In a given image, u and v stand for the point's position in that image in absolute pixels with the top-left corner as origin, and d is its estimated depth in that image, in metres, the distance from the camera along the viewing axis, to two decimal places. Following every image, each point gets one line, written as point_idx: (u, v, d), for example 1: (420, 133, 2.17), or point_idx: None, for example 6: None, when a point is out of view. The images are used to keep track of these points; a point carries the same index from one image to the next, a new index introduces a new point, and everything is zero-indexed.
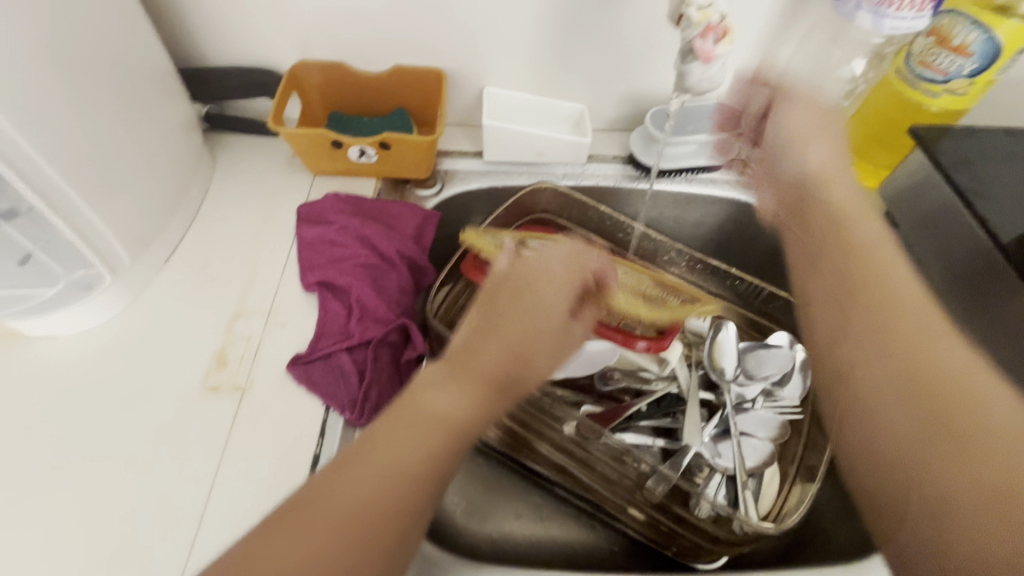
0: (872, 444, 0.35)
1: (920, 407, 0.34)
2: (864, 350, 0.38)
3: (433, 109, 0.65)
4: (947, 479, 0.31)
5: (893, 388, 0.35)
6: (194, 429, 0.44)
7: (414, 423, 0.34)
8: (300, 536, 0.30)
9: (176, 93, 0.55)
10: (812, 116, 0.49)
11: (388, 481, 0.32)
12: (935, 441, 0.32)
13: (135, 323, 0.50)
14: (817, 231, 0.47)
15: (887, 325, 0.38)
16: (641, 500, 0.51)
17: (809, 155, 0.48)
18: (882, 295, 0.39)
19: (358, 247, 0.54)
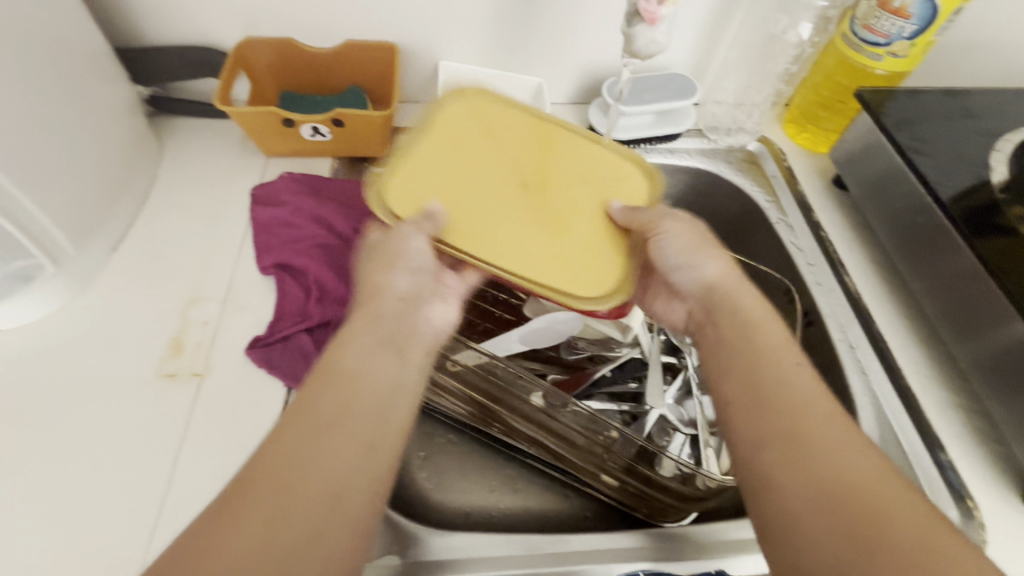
0: (784, 459, 0.35)
1: (763, 427, 0.36)
2: (717, 381, 0.40)
3: (387, 85, 0.63)
4: (825, 532, 0.31)
5: (761, 436, 0.36)
6: (152, 419, 0.43)
7: (298, 419, 0.33)
8: (197, 566, 0.28)
9: (115, 73, 0.53)
10: (686, 242, 0.46)
11: (320, 499, 0.31)
12: (816, 465, 0.34)
13: (84, 312, 0.48)
14: (727, 330, 0.42)
15: (775, 379, 0.38)
16: (609, 464, 0.53)
17: (703, 262, 0.45)
18: (766, 371, 0.39)
19: (316, 228, 0.53)
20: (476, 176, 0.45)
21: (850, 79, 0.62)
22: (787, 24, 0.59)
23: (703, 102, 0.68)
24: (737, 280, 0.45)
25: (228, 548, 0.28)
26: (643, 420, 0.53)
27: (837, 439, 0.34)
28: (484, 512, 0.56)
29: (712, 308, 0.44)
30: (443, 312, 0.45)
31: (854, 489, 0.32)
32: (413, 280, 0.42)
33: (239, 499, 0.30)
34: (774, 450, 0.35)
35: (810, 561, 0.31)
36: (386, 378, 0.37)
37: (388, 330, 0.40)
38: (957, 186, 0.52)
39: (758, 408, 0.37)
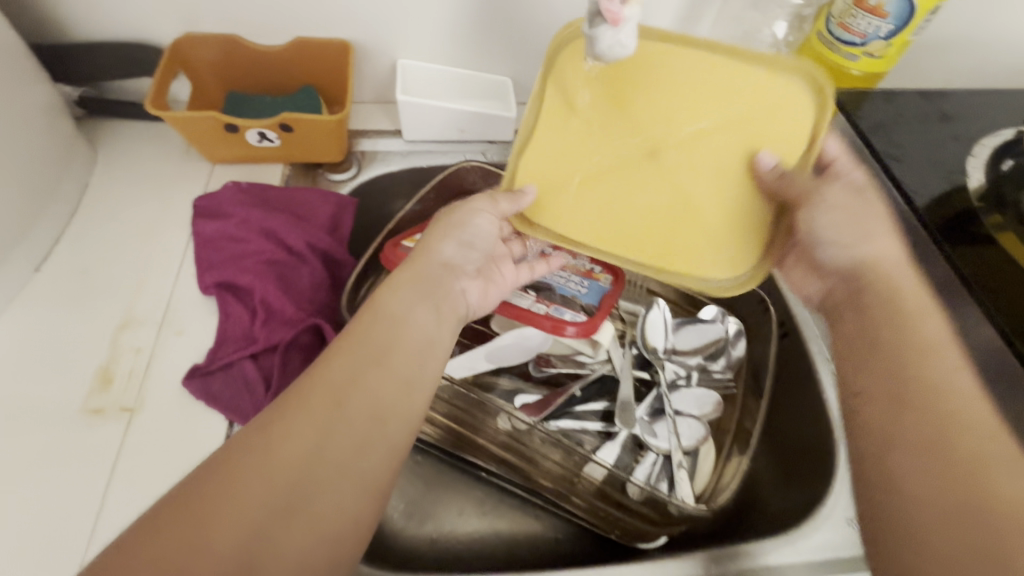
0: (908, 435, 0.32)
1: (907, 423, 0.32)
2: (852, 359, 0.37)
3: (342, 85, 0.59)
4: (926, 494, 0.30)
5: (882, 396, 0.34)
6: (75, 459, 0.40)
7: (344, 351, 0.35)
8: (205, 496, 0.29)
9: (34, 73, 0.48)
10: (843, 219, 0.41)
11: (361, 423, 0.33)
12: (909, 422, 0.32)
13: (2, 340, 0.44)
14: (876, 314, 0.38)
15: (893, 329, 0.36)
16: (578, 487, 0.51)
17: (859, 244, 0.41)
18: (908, 338, 0.36)
19: (262, 242, 0.49)
20: (615, 146, 0.42)
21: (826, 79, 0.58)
22: (762, 22, 0.57)
23: None
24: (898, 264, 0.40)
25: (277, 456, 0.30)
26: (614, 441, 0.51)
27: (977, 412, 0.32)
28: (458, 540, 0.53)
29: (856, 292, 0.40)
30: (478, 292, 0.46)
31: (979, 463, 0.30)
32: (458, 251, 0.45)
33: (291, 416, 0.32)
34: (890, 424, 0.32)
35: (918, 526, 0.29)
36: (418, 334, 0.38)
37: (429, 286, 0.41)
38: (932, 192, 0.50)
39: (895, 405, 0.33)
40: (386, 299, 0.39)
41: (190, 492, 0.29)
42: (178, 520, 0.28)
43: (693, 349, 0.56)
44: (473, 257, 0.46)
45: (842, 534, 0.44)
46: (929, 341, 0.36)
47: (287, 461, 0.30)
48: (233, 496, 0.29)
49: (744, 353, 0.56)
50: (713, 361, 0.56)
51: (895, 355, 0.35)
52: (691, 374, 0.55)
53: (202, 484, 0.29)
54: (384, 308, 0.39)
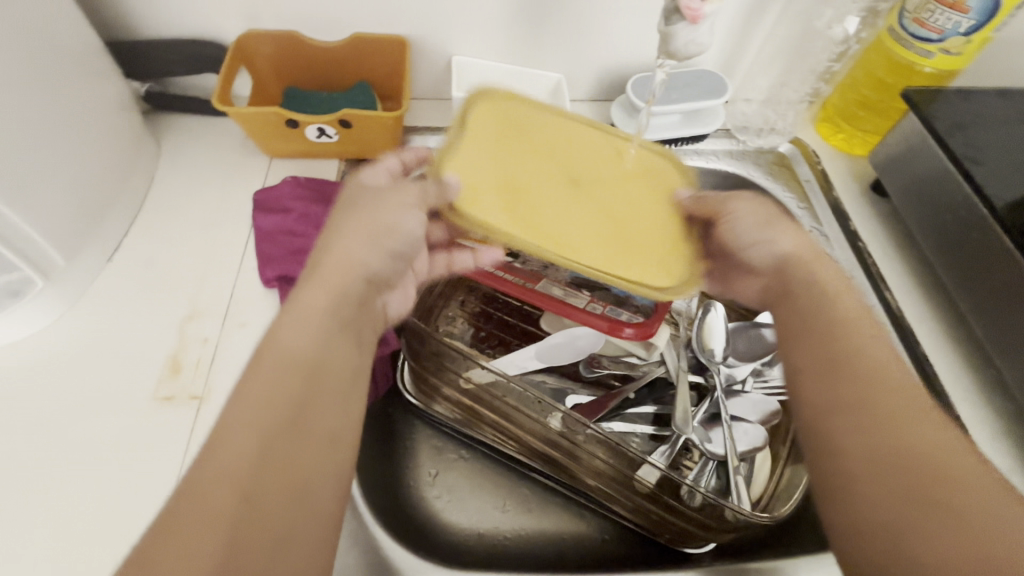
0: (864, 424, 0.33)
1: (829, 392, 0.35)
2: (793, 345, 0.38)
3: (397, 82, 0.59)
4: (863, 462, 0.32)
5: (816, 369, 0.36)
6: (148, 445, 0.41)
7: (255, 412, 0.30)
8: (182, 497, 0.28)
9: (109, 70, 0.49)
10: (760, 220, 0.41)
11: (284, 497, 0.30)
12: (856, 402, 0.34)
13: (77, 327, 0.46)
14: (806, 301, 0.39)
15: (830, 307, 0.38)
16: (628, 490, 0.50)
17: (779, 242, 0.41)
18: (833, 313, 0.38)
19: (320, 236, 0.50)
20: (536, 181, 0.41)
21: (893, 76, 0.57)
22: (831, 18, 0.54)
23: (733, 101, 0.63)
24: (812, 252, 0.41)
25: (191, 560, 0.26)
26: (667, 445, 0.50)
27: (900, 381, 0.34)
28: (503, 535, 0.54)
29: (787, 285, 0.41)
30: (397, 302, 0.44)
31: (912, 431, 0.32)
32: (385, 258, 0.39)
33: (196, 506, 0.27)
34: (850, 417, 0.33)
35: (859, 506, 0.31)
36: (343, 365, 0.35)
37: (353, 315, 0.37)
38: (1014, 196, 0.47)
39: (838, 381, 0.35)
40: (282, 335, 0.33)
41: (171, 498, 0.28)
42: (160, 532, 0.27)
43: (750, 354, 0.54)
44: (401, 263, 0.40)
45: None
46: (849, 313, 0.38)
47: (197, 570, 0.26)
48: (214, 490, 0.28)
49: None
50: (770, 367, 0.54)
51: (833, 341, 0.37)
52: (745, 380, 0.54)
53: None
54: (292, 352, 0.33)
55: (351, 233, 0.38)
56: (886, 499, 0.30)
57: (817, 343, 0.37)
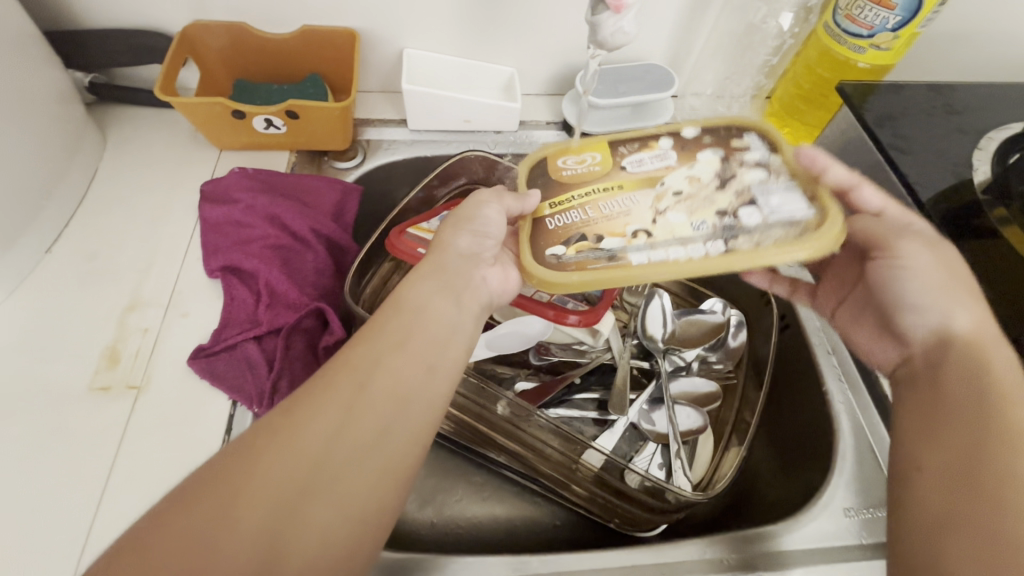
0: (966, 472, 0.31)
1: (931, 421, 0.35)
2: (926, 369, 0.38)
3: (347, 74, 0.60)
4: (958, 468, 0.32)
5: (922, 405, 0.36)
6: (82, 436, 0.40)
7: (373, 338, 0.36)
8: (237, 478, 0.30)
9: (47, 59, 0.49)
10: (934, 278, 0.39)
11: (382, 406, 0.34)
12: (955, 440, 0.33)
13: (13, 318, 0.45)
14: (955, 366, 0.36)
15: (963, 355, 0.36)
16: (578, 476, 0.51)
17: (942, 311, 0.38)
18: (979, 356, 0.36)
19: (267, 227, 0.50)
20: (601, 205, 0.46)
21: (833, 72, 0.59)
22: (767, 13, 0.57)
23: (682, 95, 0.65)
24: (990, 334, 0.37)
25: (304, 437, 0.31)
26: (611, 429, 0.51)
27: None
28: (457, 523, 0.54)
29: (937, 354, 0.37)
30: (503, 282, 0.44)
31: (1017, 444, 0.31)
32: (474, 241, 0.43)
33: (319, 400, 0.33)
34: (943, 458, 0.33)
35: (930, 495, 0.32)
36: (443, 322, 0.38)
37: (449, 279, 0.40)
38: (939, 185, 0.50)
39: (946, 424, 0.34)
40: (407, 290, 0.39)
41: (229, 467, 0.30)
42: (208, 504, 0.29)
43: (695, 339, 0.55)
44: (487, 246, 0.44)
45: (840, 524, 0.44)
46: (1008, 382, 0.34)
47: (313, 445, 0.31)
48: (262, 481, 0.30)
49: (744, 344, 0.56)
50: (713, 353, 0.56)
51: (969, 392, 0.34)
52: (690, 364, 0.55)
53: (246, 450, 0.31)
54: (407, 300, 0.39)
55: (450, 236, 0.43)
56: (956, 536, 0.30)
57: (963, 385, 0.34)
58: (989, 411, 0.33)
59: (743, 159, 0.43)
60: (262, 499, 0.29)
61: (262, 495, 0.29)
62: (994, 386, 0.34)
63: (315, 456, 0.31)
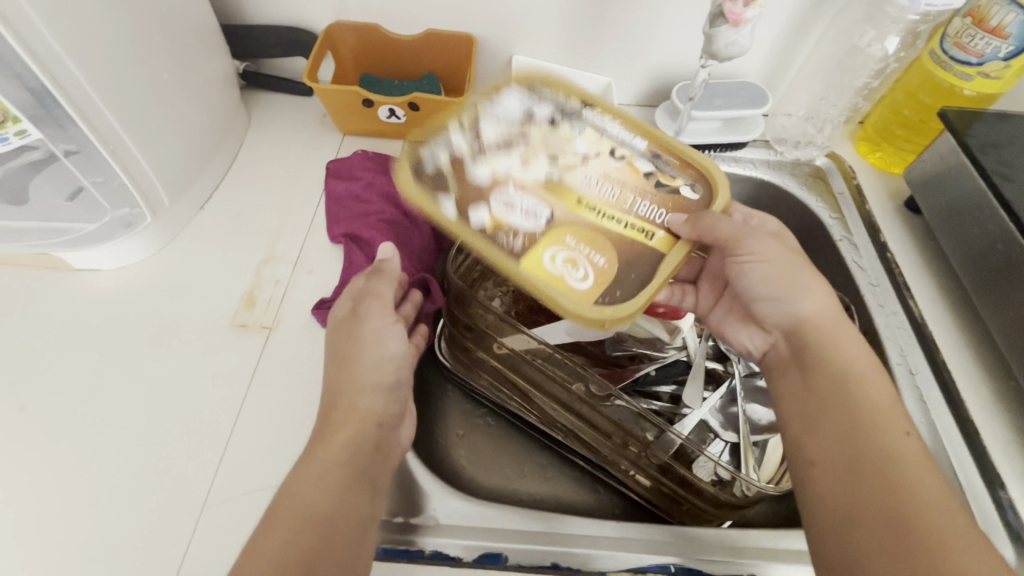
0: (857, 465, 0.36)
1: (830, 414, 0.39)
2: (799, 418, 0.41)
3: (460, 76, 0.65)
4: (849, 491, 0.36)
5: (830, 431, 0.38)
6: (224, 363, 0.47)
7: (353, 401, 0.40)
8: (290, 501, 0.35)
9: (219, 47, 0.57)
10: (775, 272, 0.45)
11: (360, 476, 0.37)
12: (853, 451, 0.37)
13: (173, 260, 0.53)
14: (819, 373, 0.41)
15: (833, 372, 0.41)
16: (644, 461, 0.52)
17: (795, 300, 0.44)
18: (854, 395, 0.39)
19: (384, 204, 0.56)
20: None
21: (933, 97, 0.59)
22: (873, 36, 0.58)
23: (773, 114, 0.67)
24: (835, 317, 0.44)
25: (309, 500, 0.35)
26: (682, 422, 0.53)
27: (909, 449, 0.36)
28: (521, 499, 0.57)
29: (796, 344, 0.44)
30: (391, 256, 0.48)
31: (890, 466, 0.35)
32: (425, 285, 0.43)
33: (318, 463, 0.36)
34: (824, 453, 0.38)
35: (856, 537, 0.34)
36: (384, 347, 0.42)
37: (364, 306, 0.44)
38: None
39: (847, 427, 0.38)
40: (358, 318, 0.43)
41: (296, 487, 0.35)
42: (285, 532, 0.33)
43: None
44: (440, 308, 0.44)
45: None
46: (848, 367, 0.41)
47: (310, 510, 0.34)
48: (316, 501, 0.35)
49: None
50: None
51: (851, 389, 0.39)
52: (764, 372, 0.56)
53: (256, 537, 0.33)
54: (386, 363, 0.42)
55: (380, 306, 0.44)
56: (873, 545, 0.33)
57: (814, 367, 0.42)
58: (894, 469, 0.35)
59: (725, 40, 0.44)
60: (322, 515, 0.34)
61: (312, 507, 0.34)
62: (880, 426, 0.37)
63: (308, 536, 0.33)
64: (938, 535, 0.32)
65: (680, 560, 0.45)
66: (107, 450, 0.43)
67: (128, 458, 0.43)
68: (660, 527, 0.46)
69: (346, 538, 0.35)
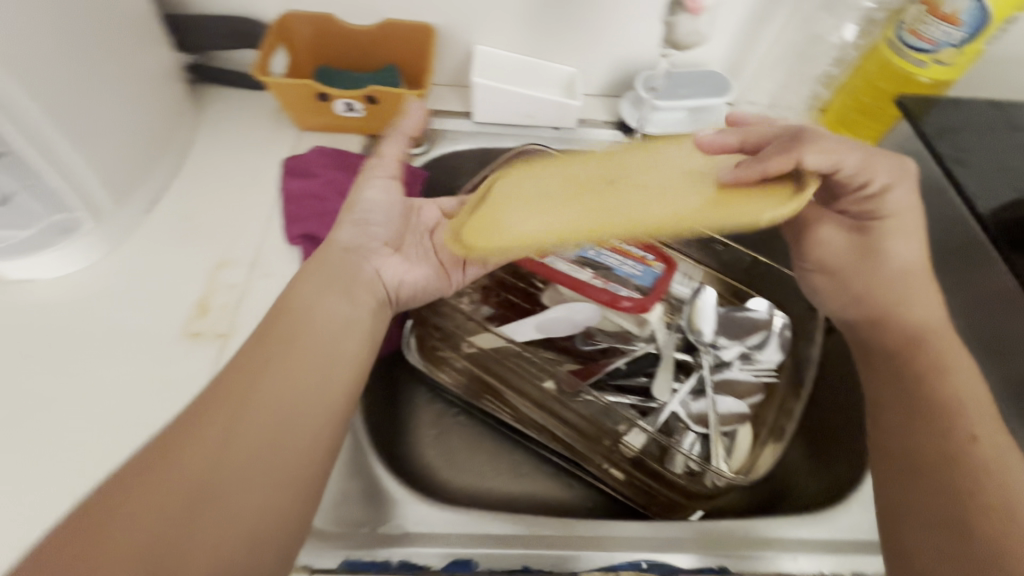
0: (908, 452, 0.37)
1: (895, 411, 0.39)
2: (877, 420, 0.40)
3: (420, 67, 0.63)
4: (903, 484, 0.37)
5: (893, 424, 0.39)
6: (176, 374, 0.45)
7: (257, 363, 0.38)
8: (174, 453, 0.34)
9: (160, 39, 0.54)
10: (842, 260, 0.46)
11: (261, 448, 0.35)
12: (919, 441, 0.37)
13: (118, 267, 0.50)
14: (897, 376, 0.41)
15: (930, 372, 0.39)
16: (616, 455, 0.52)
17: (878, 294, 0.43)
18: (928, 395, 0.39)
19: (343, 202, 0.54)
20: None
21: (890, 84, 0.59)
22: None
23: (737, 102, 0.67)
24: (925, 283, 0.43)
25: (184, 462, 0.33)
26: (654, 414, 0.53)
27: (987, 445, 0.36)
28: (495, 496, 0.57)
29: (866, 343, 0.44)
30: (399, 270, 0.49)
31: (948, 455, 0.36)
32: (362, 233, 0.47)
33: (194, 427, 0.35)
34: (893, 447, 0.38)
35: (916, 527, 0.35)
36: (333, 321, 0.42)
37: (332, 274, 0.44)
38: (1000, 198, 0.49)
39: (900, 421, 0.39)
40: (297, 292, 0.43)
41: (174, 439, 0.34)
42: (148, 480, 0.32)
43: (735, 338, 0.57)
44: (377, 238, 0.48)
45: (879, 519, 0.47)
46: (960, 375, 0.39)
47: (178, 486, 0.32)
48: (197, 459, 0.33)
49: (789, 344, 0.56)
50: (757, 351, 0.57)
51: (944, 386, 0.38)
52: (732, 361, 0.57)
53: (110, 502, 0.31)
54: (306, 314, 0.41)
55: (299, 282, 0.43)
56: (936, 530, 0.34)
57: (889, 361, 0.42)
58: (961, 463, 0.35)
59: (685, 30, 0.43)
60: (185, 477, 0.33)
61: (190, 466, 0.33)
62: (961, 421, 0.37)
63: (173, 502, 0.32)
64: (985, 516, 0.33)
65: (651, 556, 0.44)
66: (49, 474, 0.41)
67: (73, 480, 0.40)
68: (638, 524, 0.46)
69: (207, 509, 0.32)
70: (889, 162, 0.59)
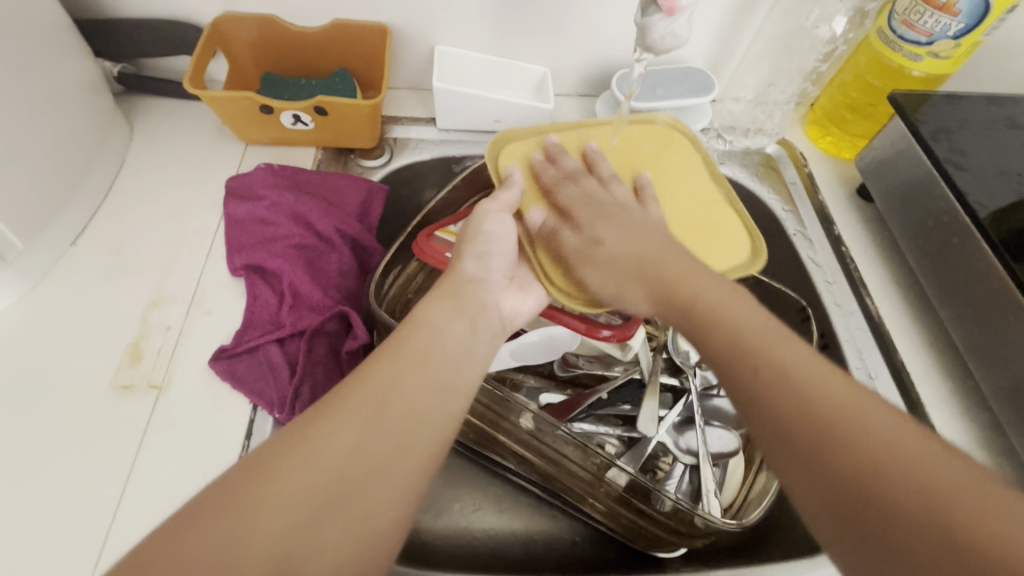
0: (870, 506, 0.25)
1: (790, 431, 0.29)
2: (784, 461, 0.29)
3: (377, 71, 0.58)
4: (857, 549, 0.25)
5: (802, 468, 0.28)
6: (102, 433, 0.40)
7: (368, 392, 0.30)
8: (265, 489, 0.26)
9: (77, 47, 0.48)
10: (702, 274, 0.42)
11: (367, 489, 0.28)
12: (849, 477, 0.26)
13: (37, 310, 0.45)
14: (775, 398, 0.30)
15: (786, 383, 0.30)
16: (599, 492, 0.48)
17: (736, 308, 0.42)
18: (787, 401, 0.29)
19: (292, 226, 0.49)
20: None
21: (882, 79, 0.56)
22: (819, 16, 0.53)
23: (720, 100, 0.62)
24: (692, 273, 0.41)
25: (283, 506, 0.26)
26: (637, 447, 0.49)
27: (899, 453, 0.26)
28: (473, 535, 0.53)
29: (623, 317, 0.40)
30: (519, 302, 0.41)
31: (847, 468, 0.27)
32: (479, 264, 0.40)
33: (297, 455, 0.28)
34: (808, 488, 0.28)
35: None
36: (455, 347, 0.35)
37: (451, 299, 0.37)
38: (1000, 204, 0.46)
39: (789, 446, 0.29)
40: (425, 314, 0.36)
41: (263, 474, 0.27)
42: (228, 521, 0.25)
43: None
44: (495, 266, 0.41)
45: None
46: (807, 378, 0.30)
47: (273, 539, 0.25)
48: (295, 504, 0.26)
49: None
50: None
51: (750, 376, 0.31)
52: (721, 383, 0.54)
53: (200, 515, 0.25)
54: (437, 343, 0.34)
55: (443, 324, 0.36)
56: None
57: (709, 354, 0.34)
58: (879, 497, 0.25)
59: (659, 32, 0.39)
60: (285, 529, 0.25)
61: (291, 508, 0.26)
62: (823, 423, 0.28)
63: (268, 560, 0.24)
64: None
65: None
66: None
67: None
68: None
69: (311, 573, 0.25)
70: (880, 162, 0.55)
